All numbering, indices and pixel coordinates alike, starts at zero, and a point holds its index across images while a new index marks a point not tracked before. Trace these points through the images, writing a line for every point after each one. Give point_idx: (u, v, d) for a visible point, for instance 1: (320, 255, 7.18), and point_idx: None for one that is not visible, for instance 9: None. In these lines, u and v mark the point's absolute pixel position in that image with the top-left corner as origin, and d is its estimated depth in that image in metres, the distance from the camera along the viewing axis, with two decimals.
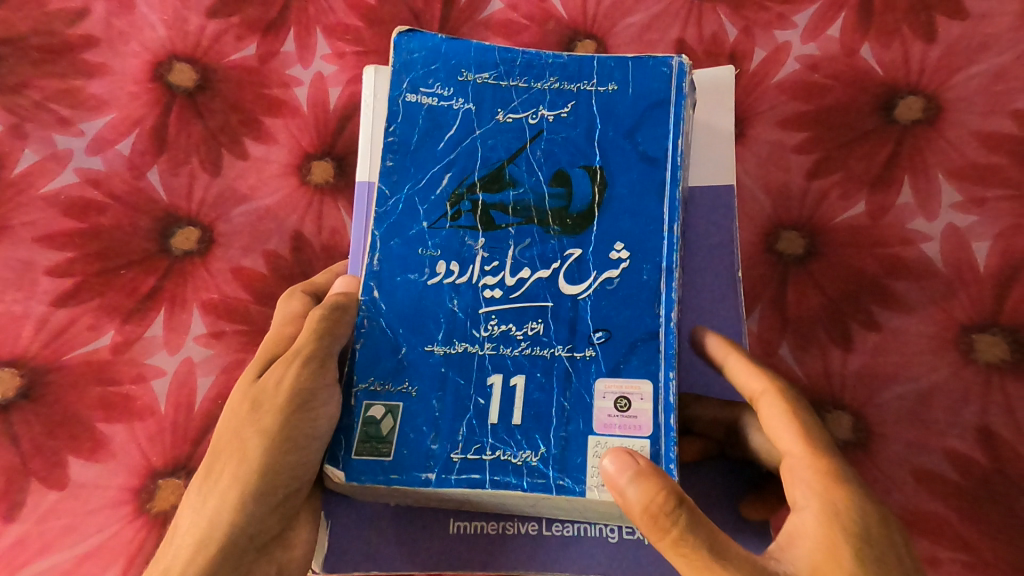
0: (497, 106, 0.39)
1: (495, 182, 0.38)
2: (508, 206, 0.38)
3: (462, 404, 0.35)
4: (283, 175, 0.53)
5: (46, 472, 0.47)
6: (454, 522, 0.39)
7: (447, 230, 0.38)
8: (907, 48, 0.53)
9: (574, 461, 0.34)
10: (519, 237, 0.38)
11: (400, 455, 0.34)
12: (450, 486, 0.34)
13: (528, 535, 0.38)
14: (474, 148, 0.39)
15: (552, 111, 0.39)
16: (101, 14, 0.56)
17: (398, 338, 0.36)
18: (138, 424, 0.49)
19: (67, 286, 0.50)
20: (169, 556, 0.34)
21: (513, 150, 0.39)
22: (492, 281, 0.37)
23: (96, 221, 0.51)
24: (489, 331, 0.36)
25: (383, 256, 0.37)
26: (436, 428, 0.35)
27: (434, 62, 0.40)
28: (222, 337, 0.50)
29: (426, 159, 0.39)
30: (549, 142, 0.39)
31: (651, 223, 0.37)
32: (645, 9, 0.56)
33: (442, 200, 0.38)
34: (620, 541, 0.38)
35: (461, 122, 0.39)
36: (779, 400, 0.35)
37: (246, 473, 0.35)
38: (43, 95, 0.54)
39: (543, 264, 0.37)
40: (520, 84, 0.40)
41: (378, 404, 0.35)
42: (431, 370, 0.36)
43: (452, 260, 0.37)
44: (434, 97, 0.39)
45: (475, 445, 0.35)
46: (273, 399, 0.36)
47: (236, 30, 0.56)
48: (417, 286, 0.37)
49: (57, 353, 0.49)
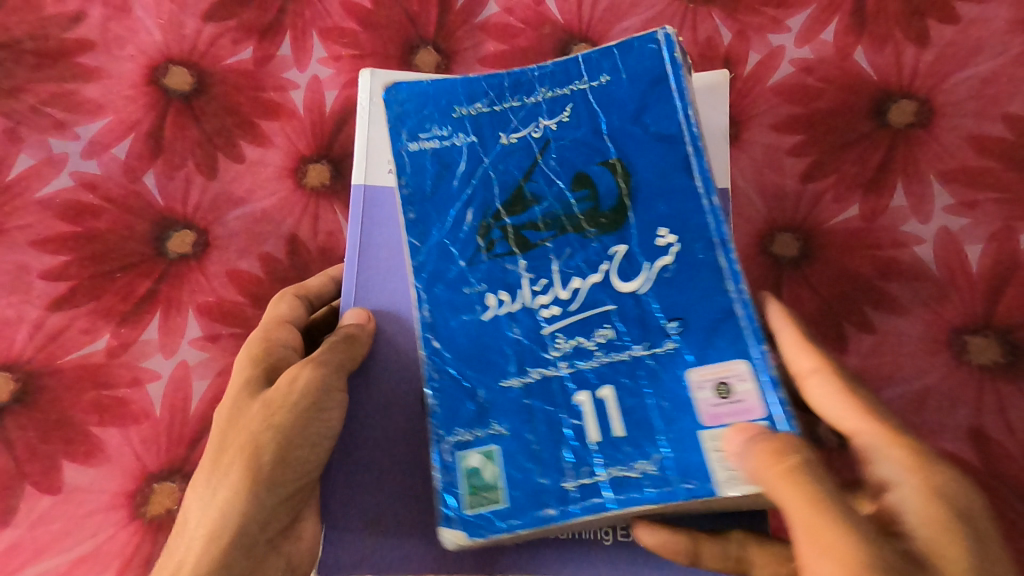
0: (499, 130, 0.38)
1: (518, 203, 0.37)
2: (538, 222, 0.36)
3: (557, 431, 0.33)
4: (279, 178, 0.53)
5: (39, 476, 0.47)
6: None
7: (486, 262, 0.36)
8: (900, 51, 0.54)
9: (692, 462, 0.31)
10: (561, 250, 0.36)
11: (514, 496, 0.33)
12: (575, 515, 0.32)
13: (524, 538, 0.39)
14: (490, 175, 0.37)
15: (553, 119, 0.38)
16: (96, 18, 0.56)
17: (468, 382, 0.35)
18: (132, 428, 0.48)
19: (62, 290, 0.50)
20: (184, 545, 0.37)
21: (528, 166, 0.37)
22: (547, 300, 0.35)
23: (91, 225, 0.51)
24: (560, 350, 0.34)
25: (433, 305, 0.36)
26: (539, 461, 0.33)
27: (425, 105, 0.39)
28: (218, 341, 0.50)
29: (444, 200, 0.37)
30: (560, 149, 0.37)
31: (689, 201, 0.35)
32: (639, 13, 0.56)
33: (472, 235, 0.37)
34: (615, 544, 0.38)
35: (468, 155, 0.38)
36: (831, 379, 0.35)
37: (256, 471, 0.37)
38: (39, 99, 0.54)
39: (591, 269, 0.35)
40: (514, 102, 0.38)
41: (472, 452, 0.34)
42: (513, 403, 0.34)
43: (500, 291, 0.36)
44: (435, 139, 0.38)
45: (585, 469, 0.32)
46: (285, 398, 0.38)
47: (232, 34, 0.56)
48: (473, 324, 0.36)
49: (51, 357, 0.49)
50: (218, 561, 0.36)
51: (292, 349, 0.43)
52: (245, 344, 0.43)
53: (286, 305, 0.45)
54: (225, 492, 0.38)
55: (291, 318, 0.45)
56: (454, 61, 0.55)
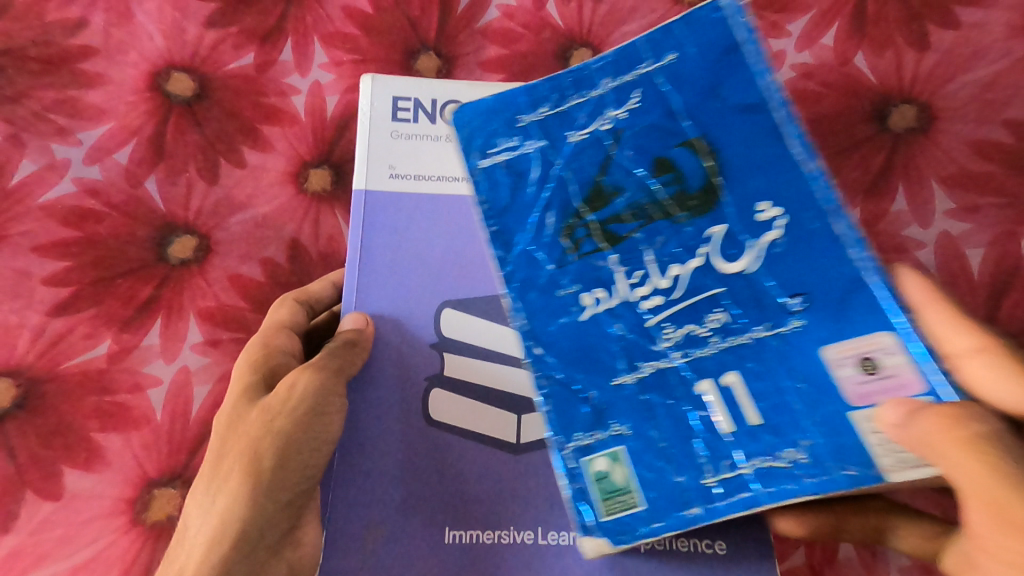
0: (564, 128, 0.35)
1: (600, 197, 0.34)
2: (623, 214, 0.34)
3: (684, 426, 0.32)
4: (281, 183, 0.53)
5: (40, 482, 0.47)
6: (449, 531, 0.39)
7: (576, 263, 0.35)
8: (900, 56, 0.54)
9: (847, 446, 0.30)
10: (654, 237, 0.34)
11: (650, 496, 0.32)
12: (723, 511, 0.31)
13: (525, 544, 0.39)
14: (565, 175, 0.35)
15: (621, 105, 0.35)
16: (98, 24, 0.56)
17: (579, 385, 0.34)
18: (134, 433, 0.48)
19: (63, 295, 0.50)
20: (185, 553, 0.37)
21: (603, 157, 0.34)
22: (649, 292, 0.33)
23: (93, 230, 0.51)
24: (671, 340, 0.33)
25: (528, 314, 0.35)
26: (670, 457, 0.32)
27: (487, 120, 0.37)
28: (219, 346, 0.50)
29: (523, 208, 0.36)
30: (632, 138, 0.34)
31: (792, 168, 0.32)
32: (640, 18, 0.56)
33: (557, 237, 0.35)
34: (617, 550, 0.38)
35: (539, 161, 0.36)
36: (992, 356, 0.32)
37: (256, 478, 0.37)
38: (41, 105, 0.54)
39: (689, 253, 0.33)
40: (574, 100, 0.35)
41: (598, 457, 0.33)
42: (631, 400, 0.33)
43: (595, 290, 0.34)
44: (506, 151, 0.36)
45: (725, 462, 0.32)
46: (284, 403, 0.38)
47: (233, 40, 0.56)
48: (573, 327, 0.34)
49: (52, 363, 0.49)
50: (218, 568, 0.36)
51: (292, 354, 0.43)
52: (244, 349, 0.43)
53: (286, 310, 0.45)
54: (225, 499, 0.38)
55: (290, 324, 0.45)
56: (455, 66, 0.56)
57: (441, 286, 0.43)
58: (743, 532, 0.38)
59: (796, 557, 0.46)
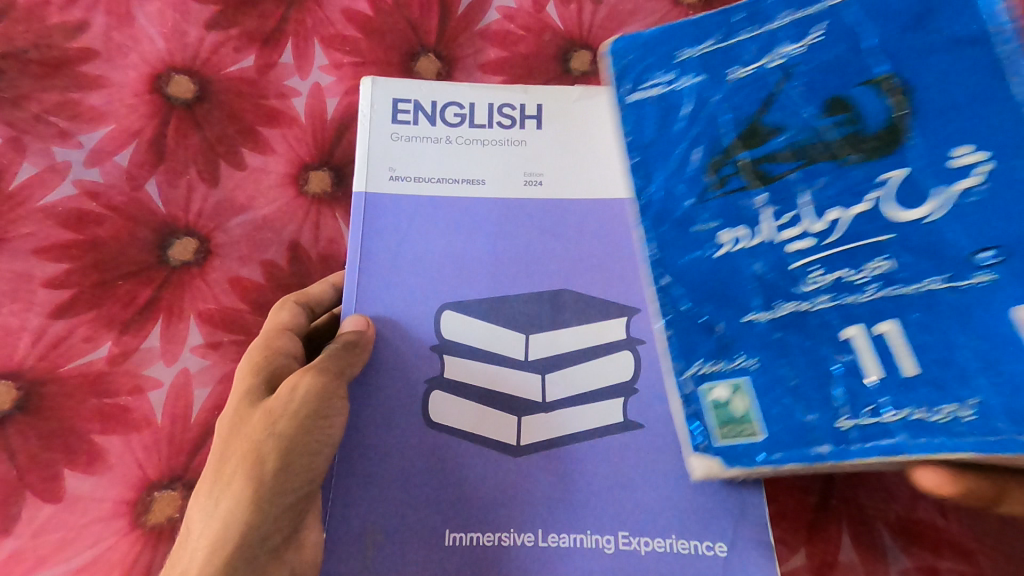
0: (730, 66, 0.38)
1: (755, 137, 0.37)
2: (782, 153, 0.36)
3: (823, 368, 0.34)
4: (281, 185, 0.53)
5: (40, 485, 0.47)
6: (450, 533, 0.39)
7: (717, 200, 0.38)
8: None
9: (1015, 407, 0.29)
10: (811, 180, 0.35)
11: (772, 429, 0.35)
12: (855, 455, 0.33)
13: (525, 547, 0.38)
14: (717, 112, 0.38)
15: (800, 43, 0.37)
16: (99, 27, 0.56)
17: (707, 317, 0.37)
18: (134, 435, 0.48)
19: (64, 298, 0.50)
20: (187, 556, 0.37)
21: (764, 99, 0.37)
22: (796, 233, 0.35)
23: (94, 232, 0.51)
24: (814, 283, 0.35)
25: (660, 244, 0.39)
26: (801, 395, 0.34)
27: (644, 54, 0.41)
28: (219, 348, 0.50)
29: (668, 142, 0.40)
30: (807, 75, 0.36)
31: (1011, 114, 0.31)
32: (639, 20, 0.56)
33: (701, 172, 0.38)
34: (616, 552, 0.38)
35: (692, 97, 0.39)
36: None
37: (259, 480, 0.37)
38: (42, 108, 0.54)
39: (853, 197, 0.34)
40: (748, 35, 0.38)
41: (719, 386, 0.37)
42: (764, 336, 0.36)
43: (737, 226, 0.37)
44: (660, 86, 0.40)
45: (867, 407, 0.33)
46: (285, 406, 0.38)
47: (234, 42, 0.56)
48: (706, 261, 0.38)
49: (53, 365, 0.49)
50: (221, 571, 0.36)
51: (292, 357, 0.43)
52: (246, 352, 0.43)
53: (286, 313, 0.45)
54: (227, 503, 0.38)
55: (291, 326, 0.45)
56: (455, 68, 0.56)
57: (441, 288, 0.43)
58: (744, 536, 0.38)
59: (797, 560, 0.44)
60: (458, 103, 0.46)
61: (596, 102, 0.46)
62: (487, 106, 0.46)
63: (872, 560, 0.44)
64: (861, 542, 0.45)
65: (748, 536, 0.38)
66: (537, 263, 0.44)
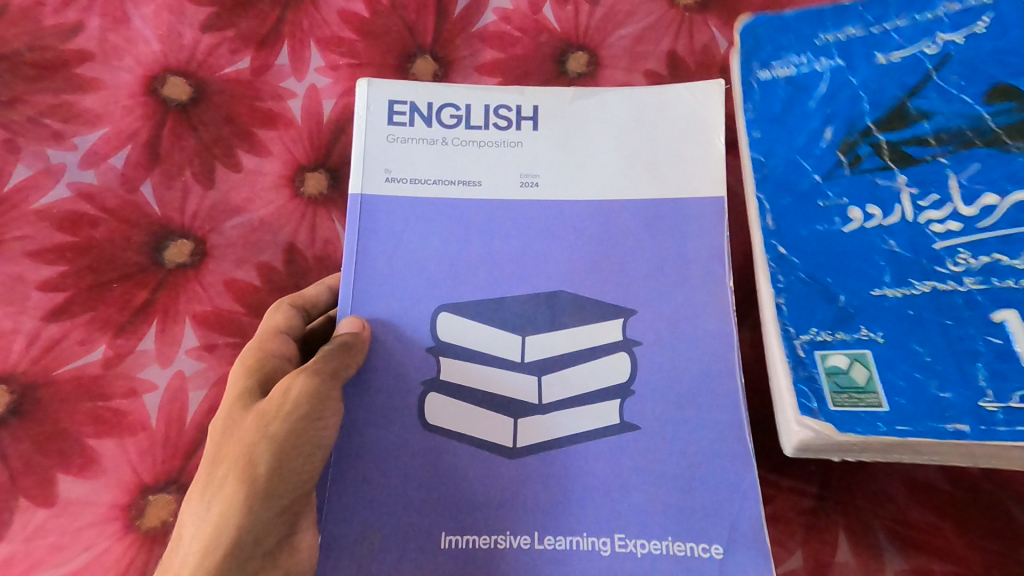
0: (875, 51, 0.41)
1: (899, 120, 0.39)
2: (929, 138, 0.38)
3: (965, 345, 0.35)
4: (277, 187, 0.53)
5: (34, 489, 0.47)
6: (446, 536, 0.39)
7: (848, 177, 0.40)
8: None
9: None
10: (961, 165, 0.37)
11: (897, 403, 0.35)
12: (1002, 436, 0.33)
13: (522, 549, 0.38)
14: (857, 95, 0.41)
15: (958, 32, 0.39)
16: (94, 29, 0.56)
17: (830, 287, 0.39)
18: (129, 439, 0.48)
19: (58, 301, 0.50)
20: (178, 561, 0.36)
21: (912, 84, 0.39)
22: (940, 216, 0.37)
23: (89, 235, 0.51)
24: (961, 264, 0.36)
25: (777, 215, 0.41)
26: (934, 373, 0.35)
27: (785, 35, 0.44)
28: (214, 350, 0.50)
29: (801, 120, 0.42)
30: (963, 63, 0.38)
31: None
32: (636, 22, 0.56)
33: (832, 150, 0.41)
34: (613, 554, 0.38)
35: (830, 78, 0.42)
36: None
37: (252, 483, 0.37)
38: (36, 110, 0.54)
39: (1011, 184, 0.36)
40: (898, 23, 0.41)
41: (837, 354, 0.37)
42: (894, 311, 0.37)
43: (871, 205, 0.39)
44: (792, 67, 0.43)
45: (1015, 392, 0.33)
46: (279, 408, 0.38)
47: (230, 44, 0.56)
48: (831, 234, 0.40)
49: (46, 369, 0.49)
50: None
51: (286, 359, 0.43)
52: (239, 354, 0.43)
53: (281, 315, 0.45)
54: (219, 506, 0.37)
55: (285, 328, 0.44)
56: (452, 70, 0.56)
57: (437, 289, 0.43)
58: (741, 538, 0.38)
59: (792, 562, 0.45)
60: (455, 105, 0.46)
61: (592, 103, 0.46)
62: (484, 107, 0.46)
63: (867, 562, 0.44)
64: (858, 544, 0.45)
65: (745, 535, 0.38)
66: (534, 264, 0.44)
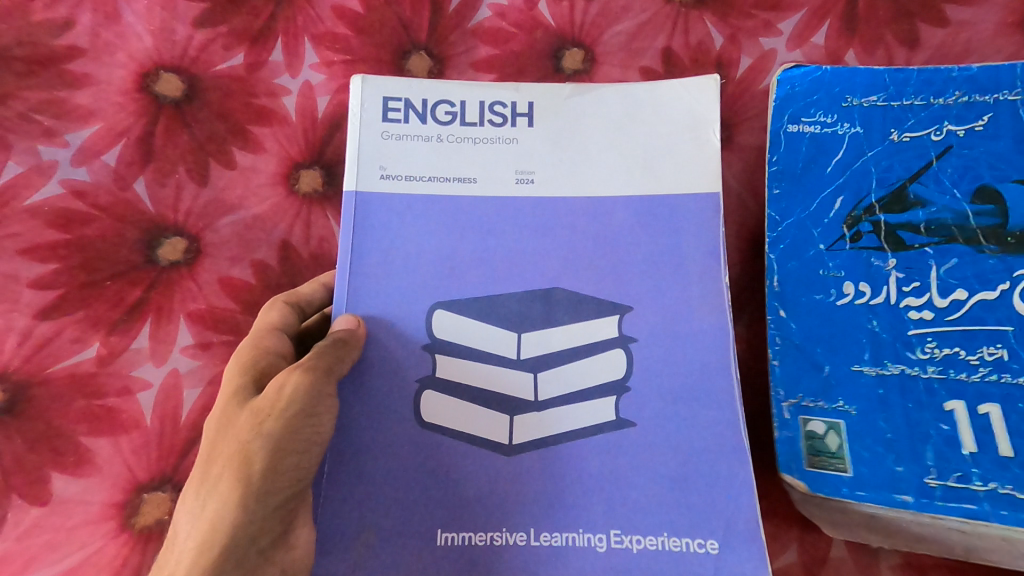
0: (891, 127, 0.45)
1: (899, 202, 0.44)
2: (920, 226, 0.43)
3: (922, 429, 0.40)
4: (272, 184, 0.53)
5: (28, 487, 0.46)
6: (442, 533, 0.39)
7: (848, 251, 0.44)
8: (891, 55, 0.54)
9: None
10: (942, 257, 0.42)
11: (859, 471, 0.40)
12: (935, 509, 0.39)
13: (518, 546, 0.38)
14: (867, 169, 0.45)
15: (962, 126, 0.44)
16: (86, 25, 0.55)
17: (818, 357, 0.43)
18: (123, 437, 0.48)
19: (50, 299, 0.50)
20: (175, 560, 0.36)
21: (916, 168, 0.44)
22: (918, 303, 0.42)
23: (81, 232, 0.51)
24: (928, 352, 0.41)
25: (783, 277, 0.44)
26: (893, 449, 0.40)
27: (816, 92, 0.47)
28: (209, 348, 0.50)
29: (818, 182, 0.45)
30: (960, 158, 0.44)
31: None
32: (631, 17, 0.56)
33: (838, 222, 0.45)
34: (609, 550, 0.38)
35: (849, 145, 0.45)
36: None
37: (246, 480, 0.37)
38: (27, 107, 0.54)
39: (981, 284, 0.42)
40: (915, 104, 0.45)
41: (817, 421, 0.42)
42: (868, 389, 0.42)
43: (862, 280, 0.43)
44: (819, 125, 0.46)
45: (956, 474, 0.39)
46: (273, 405, 0.38)
47: (223, 40, 0.55)
48: (826, 305, 0.43)
49: (39, 367, 0.48)
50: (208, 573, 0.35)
51: (281, 356, 0.43)
52: (234, 352, 0.43)
53: (276, 313, 0.45)
54: (215, 504, 0.37)
55: (280, 326, 0.44)
56: (447, 67, 0.55)
57: (432, 287, 0.43)
58: (736, 533, 0.38)
59: (789, 555, 0.46)
60: (449, 101, 0.46)
61: (587, 99, 0.46)
62: (478, 104, 0.46)
63: (863, 556, 0.46)
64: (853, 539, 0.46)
65: (740, 530, 0.38)
66: (530, 261, 0.44)
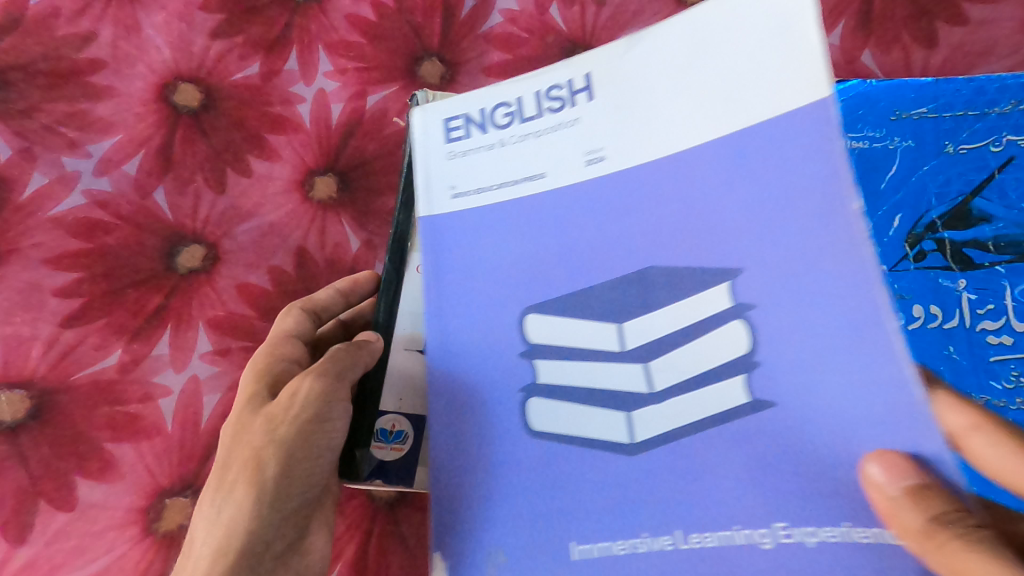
0: (946, 140, 0.47)
1: (962, 219, 0.46)
2: (988, 244, 0.45)
3: None
4: (287, 192, 0.53)
5: (53, 493, 0.47)
6: (576, 545, 0.28)
7: (913, 271, 0.46)
8: (909, 54, 0.53)
9: None
10: (1014, 277, 0.45)
11: None
12: None
13: (663, 555, 0.26)
14: (924, 184, 0.47)
15: (1020, 137, 0.47)
16: (107, 38, 0.56)
17: None
18: (145, 443, 0.49)
19: (74, 307, 0.51)
20: (191, 565, 0.37)
21: (977, 182, 0.46)
22: (996, 326, 0.44)
23: (104, 241, 0.52)
24: (1013, 381, 0.43)
25: None
26: None
27: (862, 106, 0.48)
28: (228, 354, 0.51)
29: (874, 199, 0.47)
30: (1019, 170, 0.46)
31: None
32: (644, 20, 0.56)
33: (900, 240, 0.46)
34: (776, 547, 0.25)
35: (900, 159, 0.47)
36: (1003, 435, 0.30)
37: (262, 486, 0.37)
38: (52, 119, 0.55)
39: None
40: (971, 115, 0.47)
41: None
42: None
43: (931, 300, 0.45)
44: (869, 138, 0.48)
45: None
46: (288, 411, 0.38)
47: (239, 50, 0.56)
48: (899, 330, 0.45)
49: (64, 374, 0.49)
50: None
51: (295, 362, 0.43)
52: (249, 360, 0.44)
53: (291, 319, 0.45)
54: (230, 510, 0.37)
55: (296, 332, 0.45)
56: (458, 72, 0.56)
57: (507, 298, 0.32)
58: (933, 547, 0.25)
59: None
60: (503, 100, 0.33)
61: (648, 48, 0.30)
62: (534, 94, 0.33)
63: None
64: None
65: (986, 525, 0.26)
66: (634, 219, 0.29)
